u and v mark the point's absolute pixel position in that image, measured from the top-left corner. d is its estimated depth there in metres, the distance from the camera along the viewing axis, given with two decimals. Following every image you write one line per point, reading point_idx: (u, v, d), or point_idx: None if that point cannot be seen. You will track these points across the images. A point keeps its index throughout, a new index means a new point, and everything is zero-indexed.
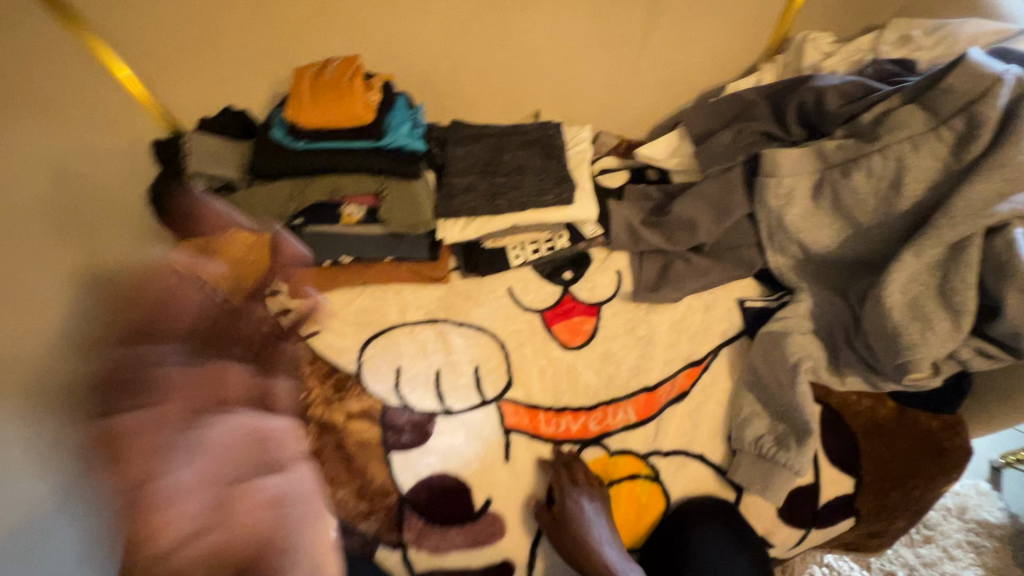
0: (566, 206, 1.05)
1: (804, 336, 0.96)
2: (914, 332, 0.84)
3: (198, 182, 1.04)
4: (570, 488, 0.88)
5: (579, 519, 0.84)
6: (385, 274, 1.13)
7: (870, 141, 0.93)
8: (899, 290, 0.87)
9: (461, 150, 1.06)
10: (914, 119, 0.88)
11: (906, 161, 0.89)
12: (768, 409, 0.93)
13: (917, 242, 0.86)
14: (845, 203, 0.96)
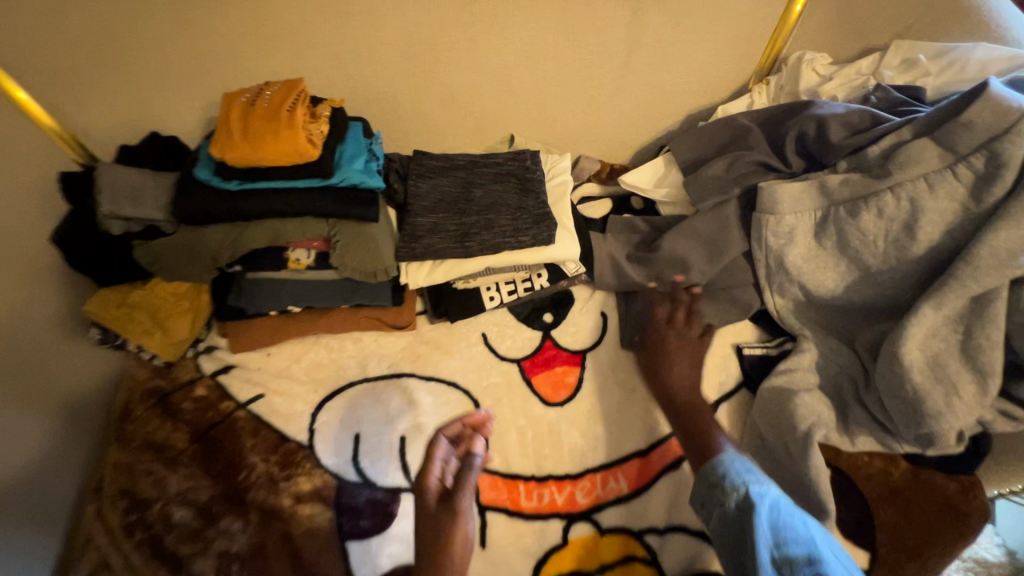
0: (546, 246, 0.93)
1: (812, 393, 0.86)
2: (938, 398, 0.76)
3: (114, 226, 0.87)
4: (660, 340, 0.94)
5: (661, 355, 0.93)
6: (341, 323, 0.99)
7: (878, 177, 0.84)
8: (917, 347, 0.78)
9: (426, 185, 0.93)
10: (928, 153, 0.81)
11: (921, 202, 0.82)
12: (776, 479, 0.84)
13: (936, 294, 0.77)
14: (852, 244, 0.88)
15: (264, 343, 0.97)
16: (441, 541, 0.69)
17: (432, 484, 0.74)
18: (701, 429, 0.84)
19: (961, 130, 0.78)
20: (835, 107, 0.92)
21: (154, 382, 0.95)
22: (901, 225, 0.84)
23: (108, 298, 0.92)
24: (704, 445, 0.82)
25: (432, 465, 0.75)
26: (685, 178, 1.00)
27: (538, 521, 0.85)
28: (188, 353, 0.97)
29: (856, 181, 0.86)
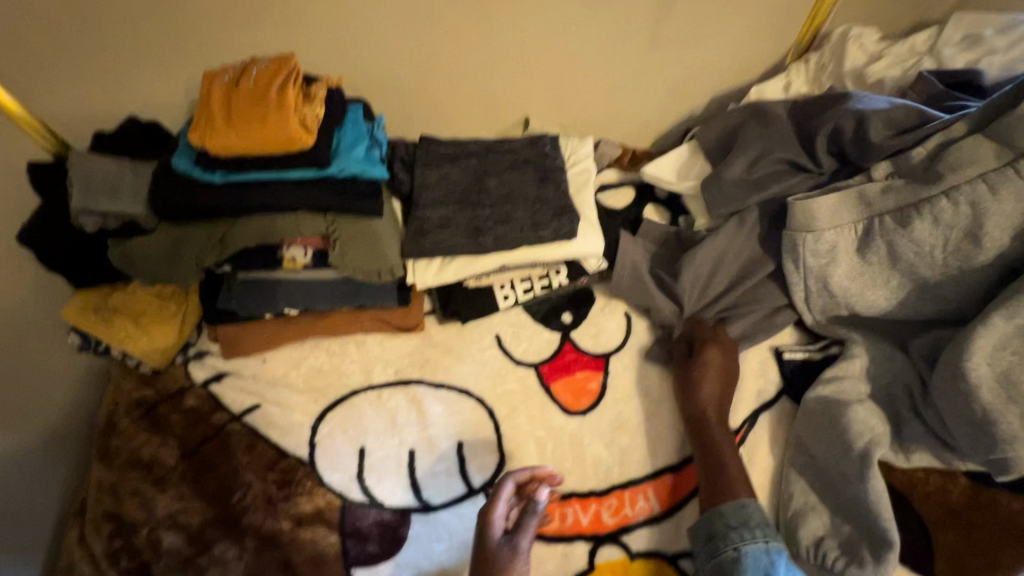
0: (568, 242, 0.84)
1: (864, 406, 0.79)
2: (1013, 421, 0.69)
3: (87, 223, 0.78)
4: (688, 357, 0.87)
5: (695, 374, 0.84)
6: (343, 325, 0.91)
7: (927, 181, 0.77)
8: (985, 361, 0.71)
9: (434, 175, 0.84)
10: (981, 151, 0.74)
11: (983, 205, 0.74)
12: (826, 501, 0.76)
13: (1010, 302, 0.70)
14: (903, 257, 0.80)
15: (261, 349, 0.89)
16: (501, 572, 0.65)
17: (495, 525, 0.69)
18: (722, 468, 0.77)
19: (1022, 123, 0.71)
20: (876, 100, 0.83)
21: (140, 393, 0.87)
22: (963, 229, 0.76)
23: (86, 301, 0.85)
24: (724, 485, 0.76)
25: (497, 504, 0.70)
26: (704, 180, 0.90)
27: (561, 543, 0.77)
28: (178, 359, 0.90)
29: (907, 184, 0.79)
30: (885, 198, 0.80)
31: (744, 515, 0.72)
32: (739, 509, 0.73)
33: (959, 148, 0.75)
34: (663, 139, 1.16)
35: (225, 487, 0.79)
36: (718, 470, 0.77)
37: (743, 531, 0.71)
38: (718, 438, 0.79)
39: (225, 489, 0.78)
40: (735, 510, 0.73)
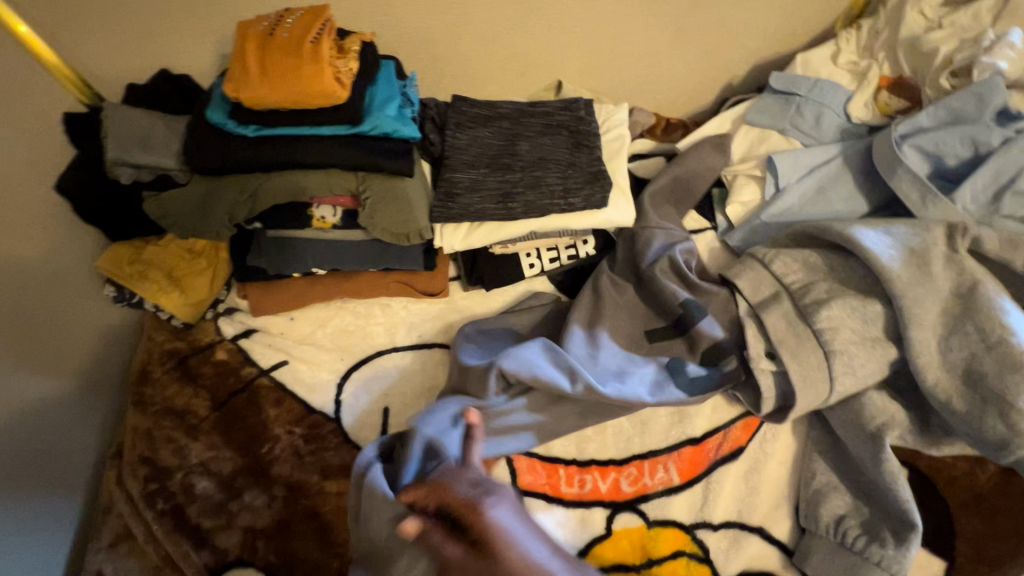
0: (599, 209, 0.83)
1: (880, 392, 0.76)
2: (991, 425, 0.68)
3: (122, 173, 0.80)
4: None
5: None
6: (370, 287, 0.92)
7: (798, 304, 0.80)
8: (935, 373, 0.72)
9: (465, 136, 0.83)
10: (790, 265, 0.83)
11: (835, 300, 0.78)
12: (849, 483, 0.75)
13: (908, 325, 0.72)
14: (856, 359, 0.75)
15: (287, 307, 0.91)
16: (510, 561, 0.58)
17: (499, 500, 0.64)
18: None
19: (907, 175, 0.80)
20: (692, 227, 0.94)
21: (172, 345, 0.89)
22: (857, 307, 0.77)
23: (120, 254, 0.87)
24: None
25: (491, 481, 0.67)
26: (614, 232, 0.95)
27: (580, 509, 0.78)
28: (208, 314, 0.91)
29: (791, 303, 0.81)
30: (789, 326, 0.79)
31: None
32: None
33: (795, 254, 0.84)
34: (698, 109, 1.12)
35: (252, 438, 0.81)
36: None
37: None
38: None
39: (254, 440, 0.81)
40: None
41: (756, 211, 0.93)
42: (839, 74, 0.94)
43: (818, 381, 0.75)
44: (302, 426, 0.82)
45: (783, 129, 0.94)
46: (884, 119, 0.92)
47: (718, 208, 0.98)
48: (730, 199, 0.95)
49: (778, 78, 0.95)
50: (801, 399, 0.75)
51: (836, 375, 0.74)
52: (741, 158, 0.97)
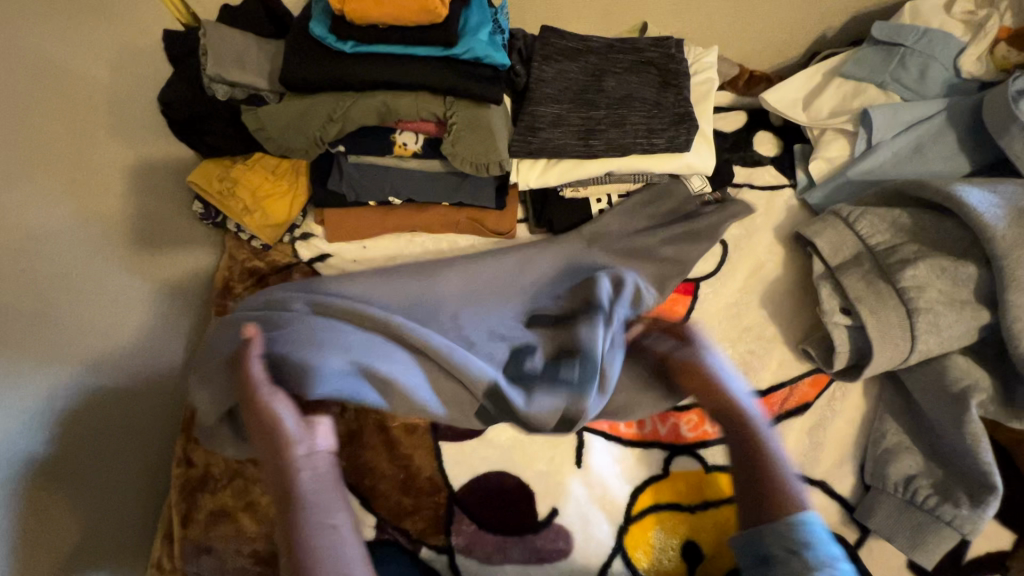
0: (681, 153, 0.82)
1: (964, 357, 0.74)
2: None
3: (219, 90, 0.82)
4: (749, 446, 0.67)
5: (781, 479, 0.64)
6: (439, 222, 0.92)
7: (884, 263, 0.77)
8: None
9: (552, 70, 0.82)
10: (879, 222, 0.80)
11: (931, 257, 0.75)
12: (920, 444, 0.74)
13: (1018, 286, 0.68)
14: (943, 321, 0.72)
15: (360, 236, 0.92)
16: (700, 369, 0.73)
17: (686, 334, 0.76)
18: (763, 458, 0.66)
19: (1022, 135, 0.75)
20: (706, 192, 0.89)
21: (253, 263, 0.92)
22: (947, 268, 0.74)
23: (209, 171, 0.89)
24: (769, 493, 0.63)
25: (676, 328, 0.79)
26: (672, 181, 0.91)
27: (637, 448, 0.80)
28: (284, 239, 0.93)
29: (872, 264, 0.78)
30: (870, 284, 0.77)
31: (801, 535, 0.58)
32: (794, 528, 0.59)
33: (882, 213, 0.80)
34: (784, 63, 1.06)
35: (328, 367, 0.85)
36: (765, 488, 0.64)
37: (804, 551, 0.58)
38: (760, 440, 0.67)
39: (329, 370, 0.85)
40: (795, 528, 0.59)
41: (842, 168, 0.90)
42: (952, 25, 0.87)
43: (897, 340, 0.73)
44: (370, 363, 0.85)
45: (882, 82, 0.89)
46: (1001, 74, 0.85)
47: (799, 165, 0.95)
48: (815, 154, 0.92)
49: (879, 27, 0.89)
50: (879, 357, 0.73)
51: (920, 334, 0.72)
52: (831, 112, 0.92)
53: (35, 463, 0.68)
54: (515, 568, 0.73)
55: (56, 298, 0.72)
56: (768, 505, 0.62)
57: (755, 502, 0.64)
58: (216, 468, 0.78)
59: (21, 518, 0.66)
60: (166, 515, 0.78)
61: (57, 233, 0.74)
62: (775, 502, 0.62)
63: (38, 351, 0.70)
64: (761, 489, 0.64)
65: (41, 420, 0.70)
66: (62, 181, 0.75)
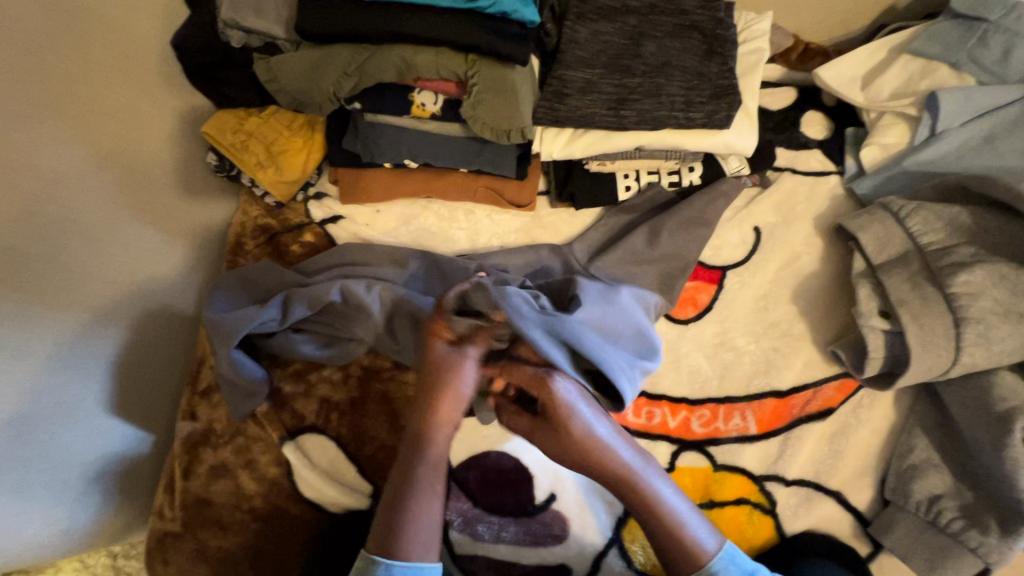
0: (720, 130, 0.76)
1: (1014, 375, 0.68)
2: None
3: (233, 35, 0.79)
4: (626, 494, 0.65)
5: (676, 533, 0.63)
6: (456, 188, 0.87)
7: (934, 266, 0.71)
8: None
9: (586, 30, 0.75)
10: (933, 222, 0.73)
11: (990, 263, 0.68)
12: (950, 463, 0.69)
13: None
14: (996, 334, 0.66)
15: (373, 199, 0.88)
16: (562, 438, 0.65)
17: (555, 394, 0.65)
18: (640, 505, 0.64)
19: None
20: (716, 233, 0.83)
21: (265, 221, 0.89)
22: (1008, 276, 0.67)
23: (223, 122, 0.84)
24: (676, 547, 0.63)
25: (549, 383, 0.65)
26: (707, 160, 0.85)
27: (649, 441, 0.74)
28: (298, 198, 0.90)
29: (921, 266, 0.72)
30: (916, 288, 0.70)
31: None
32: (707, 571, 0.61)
33: (938, 209, 0.73)
34: (847, 34, 0.96)
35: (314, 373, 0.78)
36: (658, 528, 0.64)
37: None
38: (636, 483, 0.64)
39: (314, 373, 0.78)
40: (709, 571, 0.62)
41: (899, 157, 0.82)
42: None
43: (940, 352, 0.67)
44: (363, 383, 0.78)
45: (957, 62, 0.80)
46: None
47: (850, 151, 0.88)
48: (871, 139, 0.84)
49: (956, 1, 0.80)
50: (917, 367, 0.67)
51: (966, 346, 0.66)
52: (893, 93, 0.84)
53: (45, 405, 0.69)
54: (508, 549, 0.73)
55: (68, 245, 0.72)
56: (679, 559, 0.63)
57: (659, 546, 0.64)
58: (218, 425, 0.77)
59: (25, 459, 0.68)
60: (169, 465, 0.79)
61: (71, 179, 0.72)
62: (680, 548, 0.63)
63: (49, 297, 0.69)
64: (670, 537, 0.63)
65: (48, 365, 0.70)
66: (74, 123, 0.73)
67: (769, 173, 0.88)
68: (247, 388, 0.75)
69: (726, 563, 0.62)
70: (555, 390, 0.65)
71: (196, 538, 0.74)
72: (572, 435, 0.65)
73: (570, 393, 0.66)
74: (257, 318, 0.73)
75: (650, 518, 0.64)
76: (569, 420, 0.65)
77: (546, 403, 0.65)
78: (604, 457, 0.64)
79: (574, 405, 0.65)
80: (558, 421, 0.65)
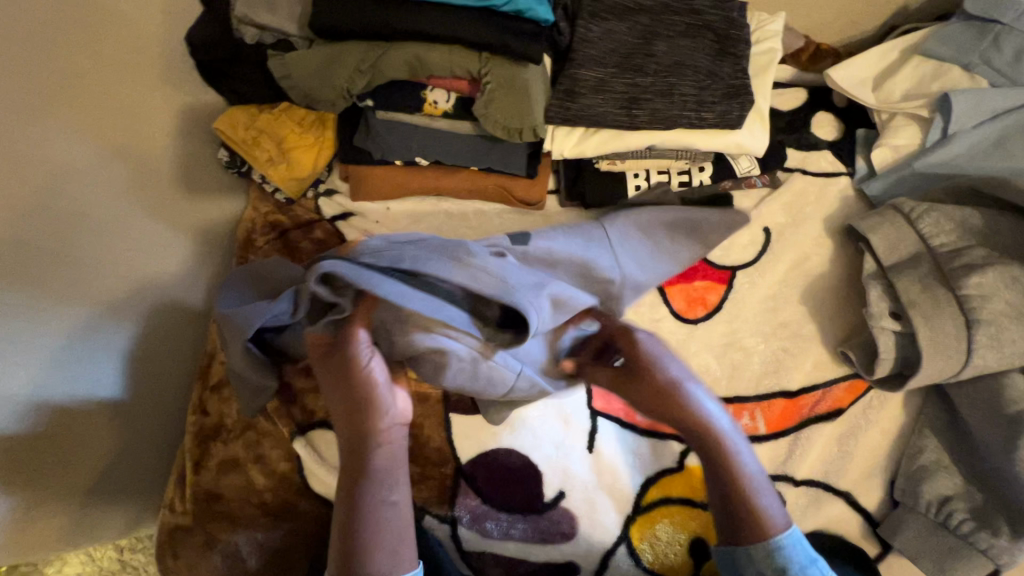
0: (731, 130, 0.76)
1: None
2: None
3: (248, 32, 0.78)
4: (711, 455, 0.63)
5: (751, 503, 0.61)
6: (466, 185, 0.88)
7: (945, 268, 0.71)
8: None
9: (598, 29, 0.75)
10: (944, 223, 0.73)
11: (1002, 265, 0.68)
12: (959, 464, 0.69)
13: None
14: (1008, 335, 0.66)
15: (383, 196, 0.89)
16: (654, 396, 0.63)
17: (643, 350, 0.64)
18: (723, 472, 0.62)
19: None
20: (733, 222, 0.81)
21: (275, 217, 0.89)
22: (1019, 278, 0.67)
23: (234, 118, 0.85)
24: (749, 521, 0.61)
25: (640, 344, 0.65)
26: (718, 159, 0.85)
27: (653, 438, 0.77)
28: (309, 194, 0.91)
29: (932, 267, 0.72)
30: (926, 289, 0.70)
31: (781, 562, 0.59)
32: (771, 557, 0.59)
33: (950, 211, 0.73)
34: (857, 36, 0.96)
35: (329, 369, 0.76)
36: (737, 498, 0.62)
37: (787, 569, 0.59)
38: (726, 446, 0.63)
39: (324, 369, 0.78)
40: (782, 550, 0.60)
41: (910, 158, 0.82)
42: None
43: (951, 354, 0.67)
44: None
45: (969, 64, 0.80)
46: None
47: (860, 152, 0.88)
48: (882, 141, 0.84)
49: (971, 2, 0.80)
50: (929, 368, 0.67)
51: (977, 348, 0.66)
52: (904, 95, 0.84)
53: (55, 397, 0.70)
54: (516, 546, 0.73)
55: (80, 238, 0.72)
56: (747, 531, 0.61)
57: (732, 517, 0.62)
58: (229, 419, 0.77)
59: (36, 451, 0.68)
60: (180, 458, 0.80)
61: (83, 173, 0.73)
62: (752, 522, 0.61)
63: (60, 290, 0.70)
64: (743, 514, 0.61)
65: (59, 358, 0.70)
66: (88, 118, 0.73)
67: (780, 173, 0.88)
68: (257, 382, 0.73)
69: (794, 546, 0.60)
70: (648, 345, 0.65)
71: (206, 532, 0.74)
72: (670, 388, 0.63)
73: (668, 352, 0.65)
74: (269, 310, 0.67)
75: (732, 485, 0.62)
76: (666, 375, 0.63)
77: (637, 357, 0.65)
78: (691, 412, 0.62)
79: (673, 361, 0.65)
80: (653, 371, 0.63)
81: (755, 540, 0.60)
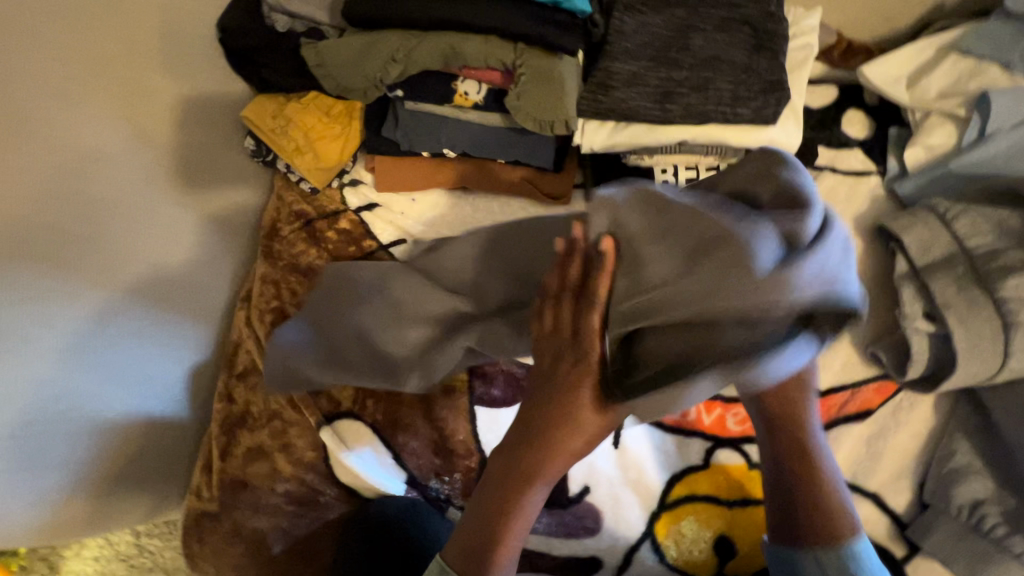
0: (765, 126, 0.75)
1: None
2: None
3: (280, 21, 0.82)
4: (782, 469, 0.64)
5: (840, 512, 0.61)
6: (493, 178, 0.87)
7: (981, 269, 0.70)
8: None
9: (633, 21, 0.75)
10: (980, 224, 0.72)
11: None
12: (991, 468, 0.69)
13: None
14: None
15: (409, 187, 0.88)
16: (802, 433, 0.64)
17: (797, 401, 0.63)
18: (799, 475, 0.63)
19: None
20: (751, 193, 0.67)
21: (300, 206, 0.88)
22: None
23: (263, 107, 0.85)
24: (813, 528, 0.61)
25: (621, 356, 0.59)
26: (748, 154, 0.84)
27: (681, 436, 0.77)
28: (334, 184, 0.89)
29: (967, 269, 0.71)
30: (961, 291, 0.70)
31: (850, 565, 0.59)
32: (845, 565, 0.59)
33: (986, 212, 0.72)
34: (891, 33, 0.94)
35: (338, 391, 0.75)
36: (809, 496, 0.62)
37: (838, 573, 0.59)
38: (813, 453, 0.63)
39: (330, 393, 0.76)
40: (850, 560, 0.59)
41: (945, 158, 0.81)
42: None
43: (986, 356, 0.66)
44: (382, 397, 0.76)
45: (1009, 62, 0.78)
46: None
47: (893, 151, 0.87)
48: (916, 140, 0.83)
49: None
50: (962, 370, 0.67)
51: (1013, 351, 0.66)
52: (940, 93, 0.82)
53: (85, 381, 0.70)
54: (540, 539, 0.73)
55: (110, 223, 0.72)
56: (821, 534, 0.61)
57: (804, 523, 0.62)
58: (254, 407, 0.77)
59: (65, 433, 0.69)
60: (206, 445, 0.80)
61: (114, 159, 0.73)
62: (829, 523, 0.61)
63: (90, 274, 0.70)
64: (817, 515, 0.61)
65: (89, 342, 0.70)
66: (119, 104, 0.73)
67: (810, 171, 0.87)
68: (282, 373, 0.74)
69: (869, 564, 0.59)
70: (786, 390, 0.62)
71: (232, 518, 0.75)
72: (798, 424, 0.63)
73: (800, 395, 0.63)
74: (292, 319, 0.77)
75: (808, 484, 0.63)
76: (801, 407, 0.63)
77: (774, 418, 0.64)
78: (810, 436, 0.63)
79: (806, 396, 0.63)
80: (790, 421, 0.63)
81: (823, 544, 0.60)
